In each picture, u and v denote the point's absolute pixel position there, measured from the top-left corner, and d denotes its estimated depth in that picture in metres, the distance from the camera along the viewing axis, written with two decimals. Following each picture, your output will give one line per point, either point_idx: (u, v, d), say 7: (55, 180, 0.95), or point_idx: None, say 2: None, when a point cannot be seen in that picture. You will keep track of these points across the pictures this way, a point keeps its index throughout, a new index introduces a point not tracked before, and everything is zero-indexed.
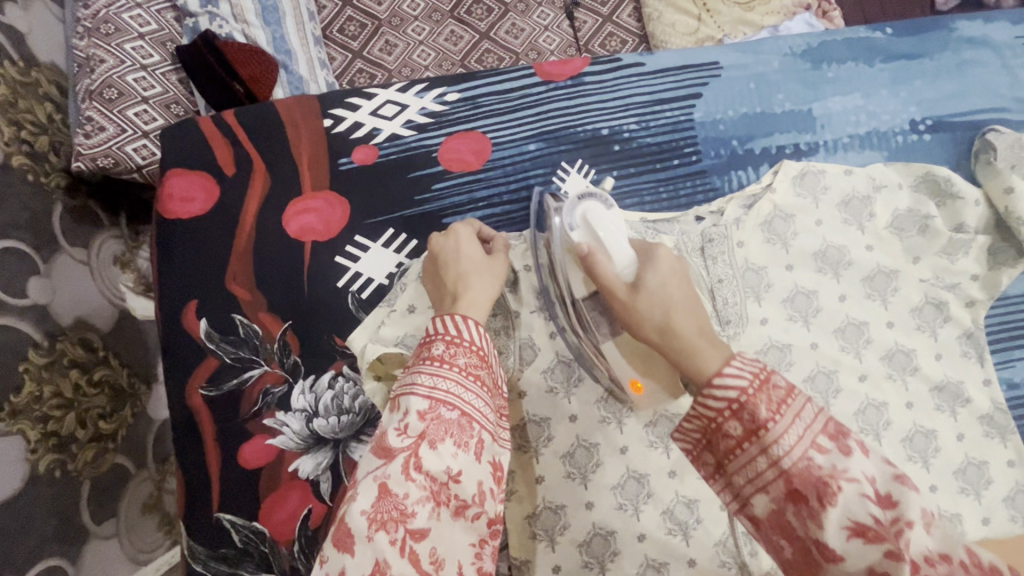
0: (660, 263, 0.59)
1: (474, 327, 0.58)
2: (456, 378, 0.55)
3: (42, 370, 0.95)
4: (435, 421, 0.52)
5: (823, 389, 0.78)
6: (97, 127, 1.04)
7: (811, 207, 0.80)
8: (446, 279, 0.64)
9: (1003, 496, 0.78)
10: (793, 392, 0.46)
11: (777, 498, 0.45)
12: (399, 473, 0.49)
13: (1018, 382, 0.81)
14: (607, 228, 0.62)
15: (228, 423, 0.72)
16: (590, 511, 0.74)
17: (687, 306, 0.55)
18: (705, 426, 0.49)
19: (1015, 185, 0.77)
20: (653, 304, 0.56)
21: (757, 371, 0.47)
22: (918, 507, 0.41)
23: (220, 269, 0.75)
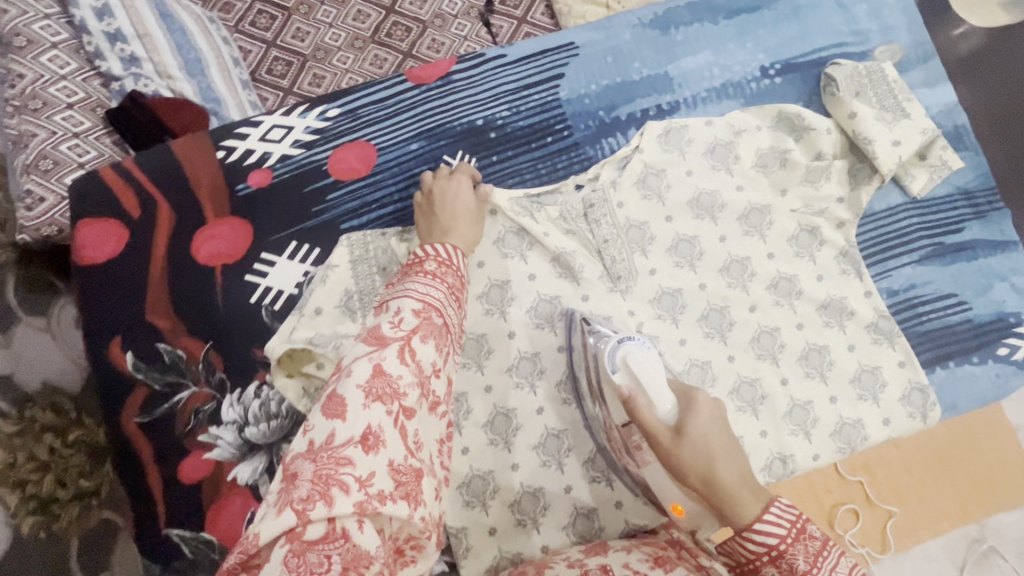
0: (701, 409, 0.60)
1: (458, 255, 0.69)
2: (443, 293, 0.64)
3: (13, 438, 0.93)
4: (426, 320, 0.59)
5: (716, 325, 0.84)
6: (36, 200, 0.97)
7: (679, 159, 0.87)
8: (440, 216, 0.77)
9: (899, 396, 0.83)
10: (826, 544, 0.55)
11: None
12: (394, 358, 0.54)
13: (898, 289, 0.86)
14: (647, 370, 0.64)
15: (165, 444, 0.77)
16: (517, 472, 0.79)
17: (727, 449, 0.58)
18: (742, 560, 0.57)
19: (857, 110, 0.84)
20: (697, 450, 0.58)
21: (794, 520, 0.55)
22: None
23: (139, 305, 0.80)
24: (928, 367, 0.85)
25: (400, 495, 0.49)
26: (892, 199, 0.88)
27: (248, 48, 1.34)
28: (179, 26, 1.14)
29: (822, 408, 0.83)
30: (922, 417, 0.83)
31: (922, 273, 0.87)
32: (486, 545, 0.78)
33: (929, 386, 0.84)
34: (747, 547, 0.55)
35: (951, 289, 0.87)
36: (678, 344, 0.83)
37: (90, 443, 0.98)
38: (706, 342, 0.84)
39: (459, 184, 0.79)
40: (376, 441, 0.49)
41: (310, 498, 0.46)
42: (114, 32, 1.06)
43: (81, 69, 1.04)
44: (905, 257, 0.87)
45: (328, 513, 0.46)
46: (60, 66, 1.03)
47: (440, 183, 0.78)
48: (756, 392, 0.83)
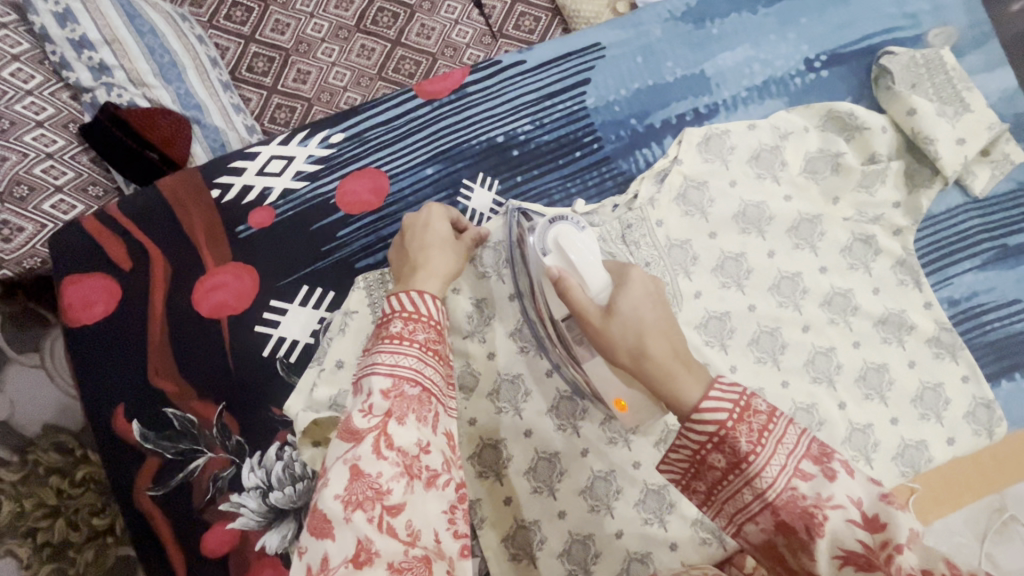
0: (633, 285, 0.58)
1: (431, 301, 0.58)
2: (417, 354, 0.55)
3: (16, 485, 0.90)
4: (398, 398, 0.52)
5: (768, 349, 0.78)
6: (14, 230, 0.87)
7: (721, 170, 0.79)
8: (409, 251, 0.66)
9: (963, 413, 0.78)
10: (773, 417, 0.49)
11: (766, 527, 0.49)
12: (369, 453, 0.49)
13: (960, 297, 0.80)
14: (577, 246, 0.62)
15: (185, 517, 0.71)
16: (564, 519, 0.74)
17: (656, 326, 0.56)
18: (692, 456, 0.52)
19: (917, 106, 0.77)
20: (624, 326, 0.56)
21: (739, 399, 0.49)
22: (905, 525, 0.44)
23: (141, 367, 0.73)
24: (993, 380, 0.79)
25: None
26: (951, 200, 0.81)
27: (224, 45, 1.21)
28: (150, 26, 0.99)
29: (882, 431, 0.78)
30: (988, 433, 0.78)
31: (985, 280, 0.81)
32: None
33: (994, 401, 0.79)
34: (694, 435, 0.50)
35: (1016, 295, 0.81)
36: (728, 372, 0.77)
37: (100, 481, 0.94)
38: (759, 368, 0.77)
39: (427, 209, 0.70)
40: (368, 554, 0.46)
41: None
42: (79, 39, 0.94)
43: (45, 82, 0.93)
44: (967, 263, 0.81)
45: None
46: (23, 81, 0.90)
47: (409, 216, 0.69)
48: (813, 418, 0.77)
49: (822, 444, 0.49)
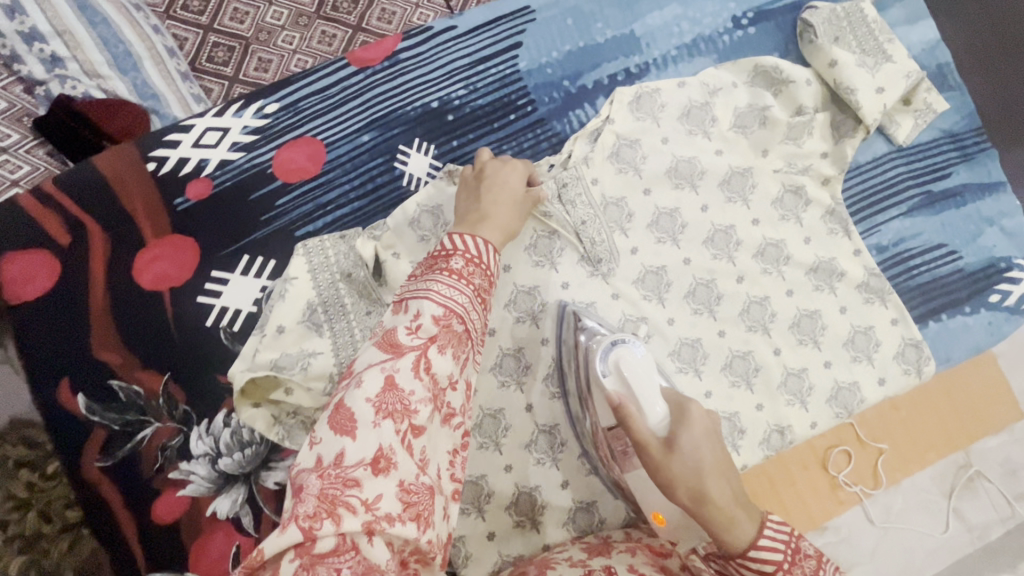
0: (695, 424, 0.55)
1: (491, 251, 0.58)
2: (469, 296, 0.54)
3: None
4: (446, 330, 0.51)
5: (704, 300, 0.80)
6: None
7: (653, 127, 0.81)
8: (484, 199, 0.68)
9: (893, 354, 0.81)
10: (824, 562, 0.53)
11: None
12: (407, 369, 0.48)
13: (888, 243, 0.83)
14: (638, 374, 0.60)
15: (135, 485, 0.72)
16: (511, 473, 0.76)
17: (719, 466, 0.54)
18: (739, 575, 0.54)
19: (838, 57, 0.79)
20: (688, 463, 0.53)
21: (790, 539, 0.53)
22: None
23: (84, 342, 0.73)
24: (920, 321, 0.83)
25: (409, 517, 0.44)
26: (877, 149, 0.83)
27: (184, 37, 1.17)
28: (103, 17, 0.94)
29: (816, 375, 0.80)
30: (917, 373, 0.81)
31: (911, 226, 0.83)
32: (484, 551, 0.75)
33: (923, 341, 0.82)
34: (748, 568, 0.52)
35: (942, 240, 0.84)
36: (666, 324, 0.79)
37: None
38: (695, 319, 0.80)
39: (509, 168, 0.71)
40: (387, 463, 0.44)
41: (316, 515, 0.41)
42: (29, 31, 0.91)
43: None
44: (894, 210, 0.83)
45: (336, 531, 0.41)
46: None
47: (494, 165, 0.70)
48: (748, 364, 0.80)
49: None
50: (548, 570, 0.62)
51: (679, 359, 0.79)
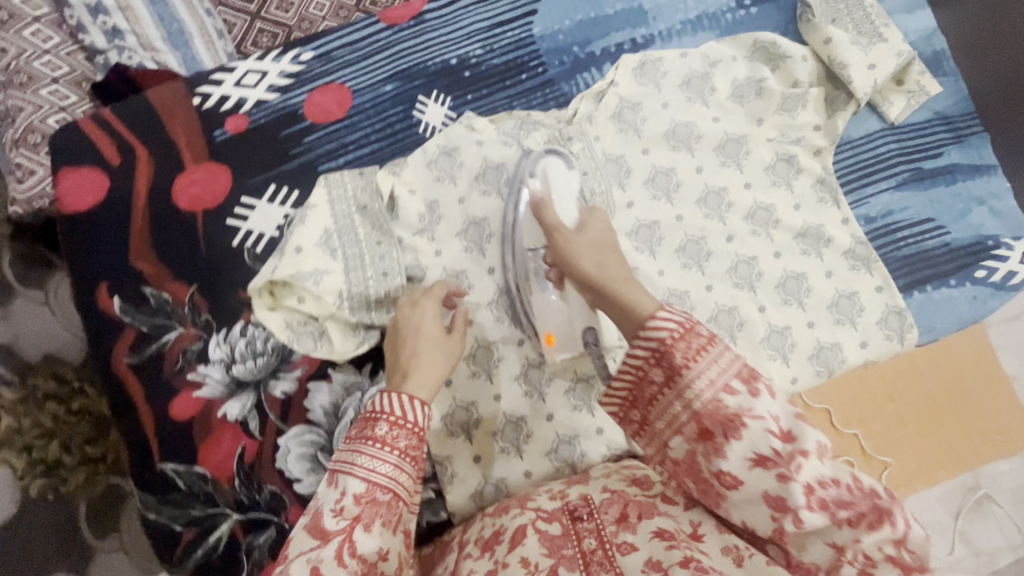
0: (597, 223, 0.66)
1: (419, 407, 0.57)
2: (395, 462, 0.55)
3: (17, 405, 1.10)
4: (369, 505, 0.53)
5: (694, 256, 0.85)
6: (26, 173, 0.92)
7: (654, 92, 0.87)
8: (401, 356, 0.65)
9: (876, 320, 0.85)
10: (714, 338, 0.50)
11: (691, 439, 0.51)
12: (332, 558, 0.50)
13: (876, 215, 0.87)
14: (558, 184, 0.76)
15: (157, 383, 0.79)
16: (499, 402, 0.81)
17: (611, 247, 0.64)
18: (635, 377, 0.53)
19: (832, 35, 0.84)
20: (586, 245, 0.63)
21: (687, 320, 0.51)
22: (814, 440, 0.47)
23: (124, 252, 0.81)
24: (906, 291, 0.85)
25: None
26: (869, 125, 0.88)
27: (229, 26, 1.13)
28: None
29: (799, 334, 0.84)
30: (899, 339, 0.84)
31: (900, 200, 0.87)
32: (470, 472, 0.80)
33: (906, 309, 0.85)
34: (639, 347, 0.52)
35: (930, 215, 0.87)
36: (656, 275, 0.84)
37: (93, 414, 1.11)
38: (684, 272, 0.85)
39: (419, 312, 0.70)
40: None
41: None
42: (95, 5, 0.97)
43: (63, 41, 0.97)
44: (884, 183, 0.87)
45: None
46: (42, 40, 0.96)
47: (403, 314, 0.70)
48: (734, 319, 0.84)
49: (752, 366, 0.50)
50: (528, 501, 0.65)
51: None
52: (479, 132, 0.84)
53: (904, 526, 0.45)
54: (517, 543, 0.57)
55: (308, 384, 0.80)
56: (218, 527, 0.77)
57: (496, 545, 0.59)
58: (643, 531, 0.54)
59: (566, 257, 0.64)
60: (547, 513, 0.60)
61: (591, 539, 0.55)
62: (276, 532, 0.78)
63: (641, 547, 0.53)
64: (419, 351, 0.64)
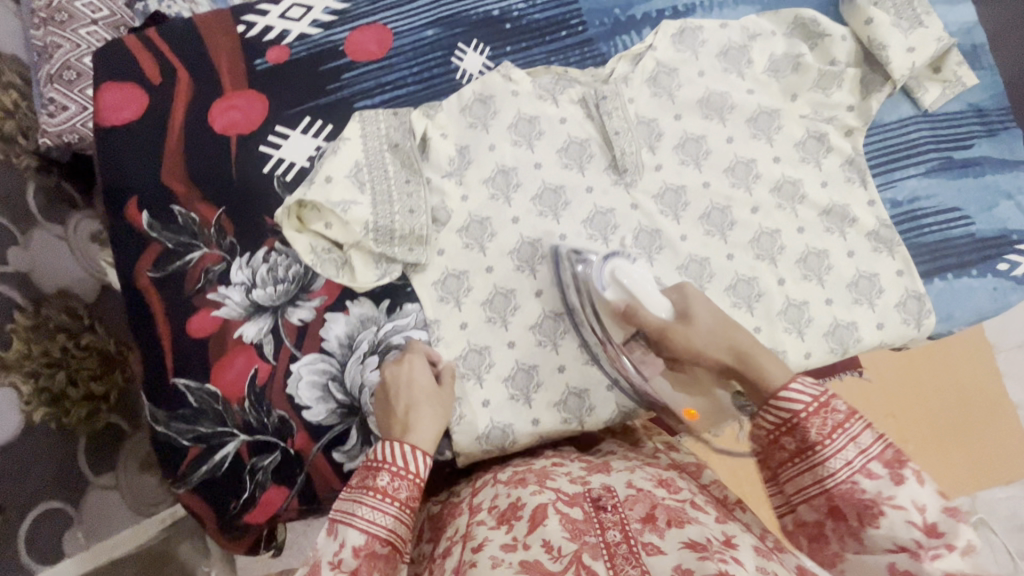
0: (695, 298, 0.73)
1: (421, 459, 0.63)
2: (395, 515, 0.60)
3: (28, 331, 1.08)
4: (367, 559, 0.57)
5: (717, 224, 0.85)
6: (59, 108, 1.02)
7: (692, 60, 0.87)
8: (397, 408, 0.70)
9: (895, 302, 0.84)
10: (851, 416, 0.57)
11: (821, 512, 0.57)
12: None
13: (902, 200, 0.87)
14: (635, 278, 0.74)
15: (177, 299, 0.80)
16: (513, 349, 0.82)
17: (730, 325, 0.68)
18: (765, 441, 0.61)
19: (874, 16, 0.84)
20: (706, 335, 0.68)
21: (819, 395, 0.58)
22: (964, 537, 0.50)
23: (156, 169, 0.82)
24: (926, 277, 0.85)
25: None
26: (902, 111, 0.88)
27: None
28: None
29: (816, 309, 0.84)
30: (916, 324, 0.84)
31: (927, 187, 0.87)
32: (478, 416, 0.79)
33: (926, 295, 0.84)
34: (773, 414, 0.60)
35: (956, 205, 0.87)
36: (678, 240, 0.84)
37: (100, 351, 1.20)
38: (707, 239, 0.85)
39: (415, 365, 0.74)
40: None
41: None
42: None
43: None
44: (912, 169, 0.87)
45: None
46: None
47: (392, 372, 0.73)
48: (752, 290, 0.84)
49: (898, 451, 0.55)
50: (547, 480, 0.67)
51: (685, 273, 0.84)
52: (515, 83, 0.85)
53: None
54: (537, 524, 0.58)
55: (325, 314, 0.81)
56: (224, 446, 0.78)
57: (515, 519, 0.60)
58: (671, 538, 0.56)
59: (691, 351, 0.69)
60: (569, 497, 0.63)
61: (616, 532, 0.58)
62: (281, 457, 0.78)
63: (670, 552, 0.54)
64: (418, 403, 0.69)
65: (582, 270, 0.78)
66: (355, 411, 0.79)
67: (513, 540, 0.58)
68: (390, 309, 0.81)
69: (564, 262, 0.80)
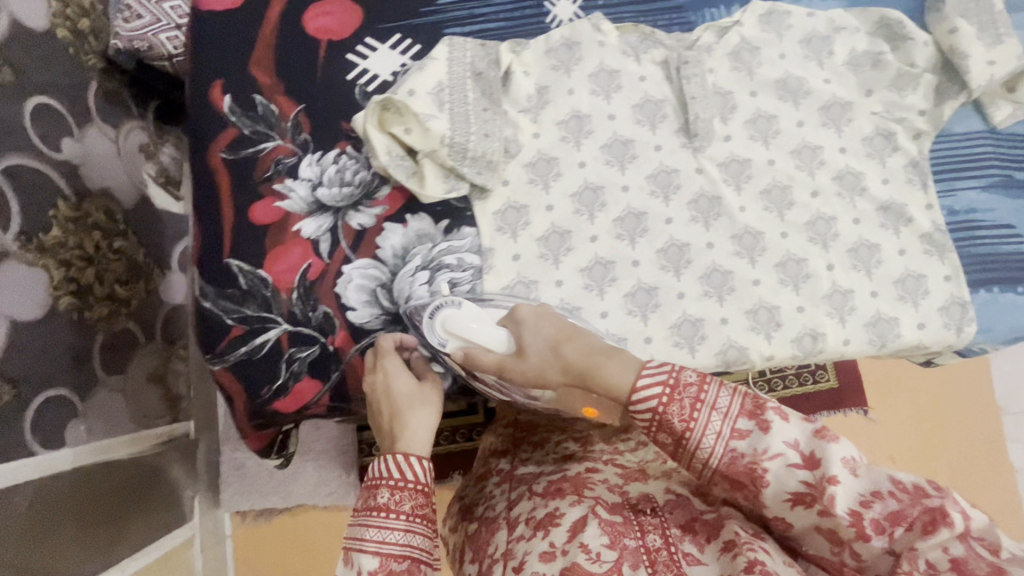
0: (527, 323, 0.68)
1: (417, 465, 0.61)
2: (401, 529, 0.57)
3: (69, 221, 1.10)
4: None
5: (776, 201, 0.87)
6: (134, 16, 1.19)
7: (775, 41, 0.89)
8: (382, 420, 0.68)
9: (938, 306, 0.85)
10: (702, 383, 0.54)
11: (729, 488, 0.54)
12: None
13: (960, 209, 0.88)
14: (471, 327, 0.70)
15: (245, 184, 0.82)
16: (559, 288, 0.83)
17: (566, 334, 0.66)
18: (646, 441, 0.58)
19: (959, 26, 0.86)
20: (542, 356, 0.66)
21: (669, 377, 0.55)
22: (839, 457, 0.49)
23: (245, 58, 0.85)
24: (973, 287, 0.86)
25: None
26: (971, 124, 0.90)
27: None
28: None
29: (861, 300, 0.85)
30: (956, 330, 0.85)
31: (986, 200, 0.88)
32: None
33: (970, 303, 0.85)
34: (638, 420, 0.56)
35: (1011, 222, 0.88)
36: (736, 210, 0.86)
37: (129, 257, 1.27)
38: (764, 214, 0.86)
39: (392, 372, 0.71)
40: None
41: None
42: None
43: None
44: (974, 182, 0.89)
45: None
46: None
47: (370, 386, 0.71)
48: (801, 270, 0.85)
49: (756, 398, 0.54)
50: (584, 488, 0.68)
51: (738, 244, 0.85)
52: (603, 34, 0.87)
53: (964, 520, 0.46)
54: (577, 531, 0.61)
55: (385, 223, 0.82)
56: (266, 331, 0.78)
57: (552, 526, 0.63)
58: (711, 549, 0.59)
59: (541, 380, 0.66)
60: (607, 503, 0.65)
61: (656, 536, 0.61)
62: (319, 352, 0.79)
63: (707, 562, 0.58)
64: (401, 411, 0.67)
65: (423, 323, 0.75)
66: (398, 320, 0.80)
67: (552, 547, 0.61)
68: (447, 229, 0.83)
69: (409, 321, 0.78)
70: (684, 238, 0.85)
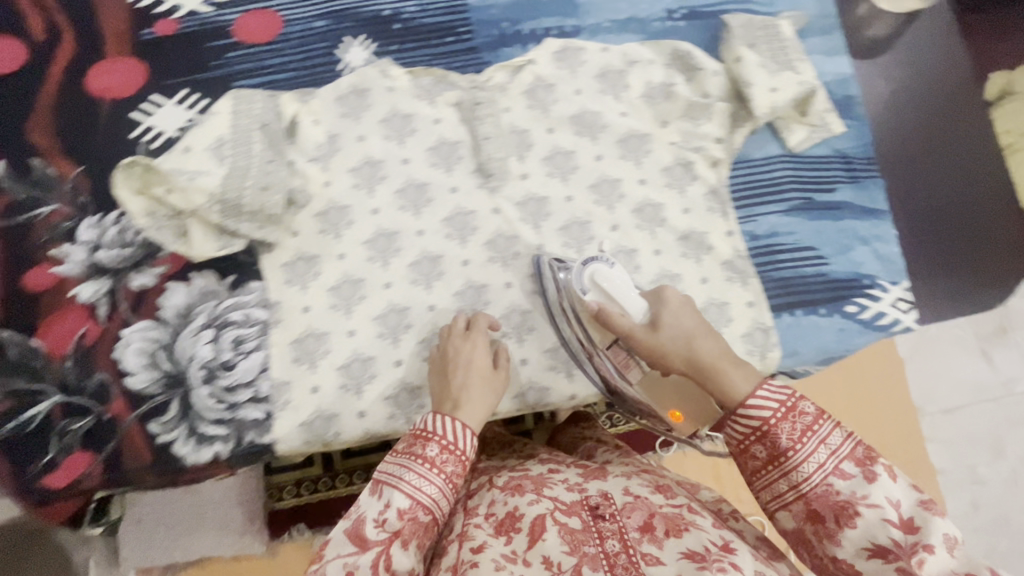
0: (668, 301, 0.72)
1: (468, 436, 0.66)
2: (439, 485, 0.62)
3: None
4: (410, 522, 0.60)
5: (576, 237, 0.86)
6: None
7: (569, 77, 0.90)
8: (452, 386, 0.74)
9: (741, 332, 0.85)
10: (821, 417, 0.56)
11: (799, 517, 0.56)
12: (367, 568, 0.57)
13: (761, 234, 0.88)
14: (615, 284, 0.74)
15: (18, 250, 0.79)
16: (352, 338, 0.81)
17: (693, 331, 0.68)
18: (734, 447, 0.60)
19: (743, 56, 0.88)
20: (675, 338, 0.69)
21: (786, 399, 0.56)
22: (942, 533, 0.50)
23: (23, 121, 0.83)
24: (776, 311, 0.86)
25: None
26: (769, 149, 0.90)
27: None
28: None
29: None
30: (760, 356, 0.84)
31: (787, 224, 0.89)
32: (305, 401, 0.78)
33: (772, 328, 0.85)
34: (741, 424, 0.58)
35: (813, 244, 0.88)
36: (535, 248, 0.85)
37: None
38: (564, 251, 0.86)
39: (476, 346, 0.77)
40: None
41: None
42: None
43: None
44: (774, 206, 0.89)
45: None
46: None
47: (455, 343, 0.77)
48: None
49: (867, 449, 0.55)
50: (544, 488, 0.65)
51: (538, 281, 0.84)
52: (394, 80, 0.88)
53: None
54: (536, 538, 0.58)
55: (166, 282, 0.80)
56: (37, 403, 0.76)
57: (514, 531, 0.60)
58: (670, 550, 0.56)
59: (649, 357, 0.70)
60: (567, 505, 0.62)
61: (614, 541, 0.57)
62: (93, 422, 0.76)
63: (668, 563, 0.55)
64: (472, 383, 0.74)
65: (562, 277, 0.80)
66: (180, 383, 0.78)
67: (512, 554, 0.58)
68: (233, 285, 0.81)
69: (546, 266, 0.82)
70: (482, 278, 0.84)
